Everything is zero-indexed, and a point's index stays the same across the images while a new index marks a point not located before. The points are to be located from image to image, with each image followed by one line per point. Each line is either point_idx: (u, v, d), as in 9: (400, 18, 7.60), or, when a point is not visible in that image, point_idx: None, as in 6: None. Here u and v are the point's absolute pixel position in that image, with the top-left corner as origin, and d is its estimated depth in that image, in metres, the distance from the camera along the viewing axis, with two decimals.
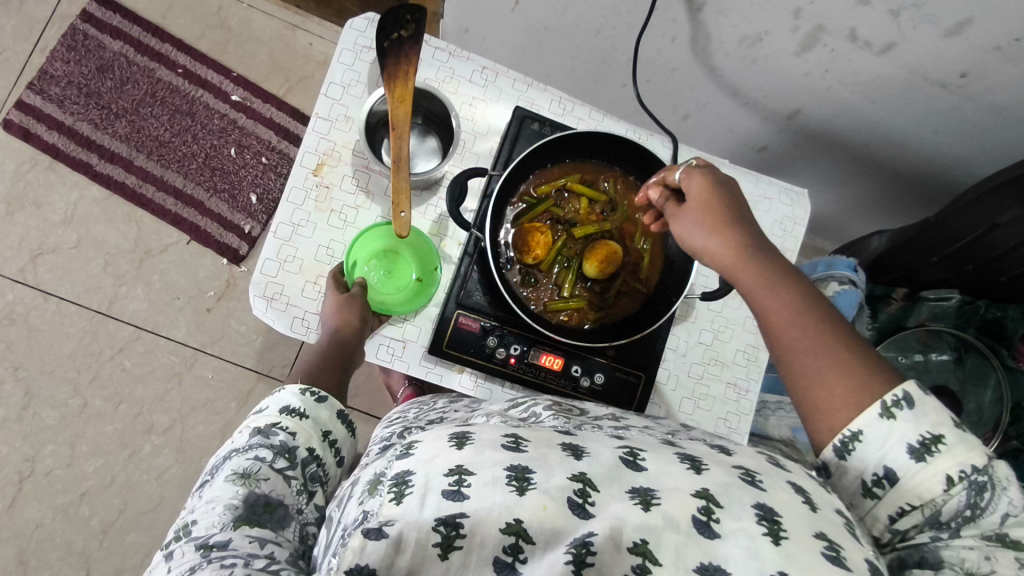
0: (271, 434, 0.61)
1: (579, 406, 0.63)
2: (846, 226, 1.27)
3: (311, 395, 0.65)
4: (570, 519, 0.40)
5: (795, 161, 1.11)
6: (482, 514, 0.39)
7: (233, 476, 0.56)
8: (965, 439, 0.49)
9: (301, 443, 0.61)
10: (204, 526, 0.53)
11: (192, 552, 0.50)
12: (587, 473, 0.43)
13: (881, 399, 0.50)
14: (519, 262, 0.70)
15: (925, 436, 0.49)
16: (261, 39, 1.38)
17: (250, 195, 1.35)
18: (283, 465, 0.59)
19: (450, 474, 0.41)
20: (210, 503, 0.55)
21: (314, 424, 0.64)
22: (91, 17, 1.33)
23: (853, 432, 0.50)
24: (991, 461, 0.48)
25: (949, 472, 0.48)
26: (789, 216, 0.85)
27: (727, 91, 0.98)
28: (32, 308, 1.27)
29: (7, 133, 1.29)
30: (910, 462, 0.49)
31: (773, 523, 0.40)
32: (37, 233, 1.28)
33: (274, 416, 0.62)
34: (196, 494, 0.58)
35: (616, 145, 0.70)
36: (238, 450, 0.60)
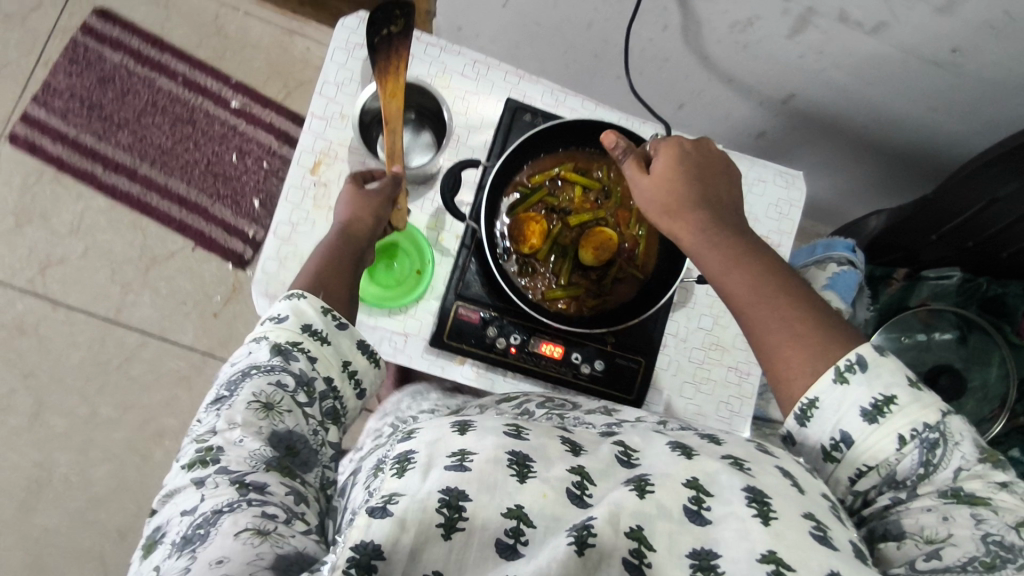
0: (291, 358, 0.55)
1: (572, 401, 0.66)
2: (844, 210, 1.28)
3: (333, 318, 0.60)
4: (567, 508, 0.41)
5: (790, 145, 1.12)
6: (483, 498, 0.39)
7: (255, 404, 0.51)
8: (918, 397, 0.49)
9: (320, 375, 0.56)
10: (234, 457, 0.49)
11: (227, 486, 0.46)
12: (584, 466, 0.44)
13: (835, 364, 0.50)
14: (515, 251, 0.71)
15: (877, 398, 0.49)
16: (258, 45, 1.39)
17: (252, 200, 1.36)
18: (303, 400, 0.54)
19: (452, 453, 0.42)
20: (234, 429, 0.50)
21: (335, 352, 0.58)
22: (92, 29, 1.35)
23: (810, 399, 0.51)
24: (942, 416, 0.48)
25: (901, 432, 0.48)
26: (784, 199, 0.85)
27: (721, 77, 0.98)
28: (42, 317, 1.29)
29: (13, 147, 1.31)
30: (862, 425, 0.49)
31: (762, 504, 0.41)
32: (45, 244, 1.30)
33: (295, 335, 0.57)
34: (212, 410, 0.53)
35: (607, 133, 0.70)
36: (258, 367, 0.54)
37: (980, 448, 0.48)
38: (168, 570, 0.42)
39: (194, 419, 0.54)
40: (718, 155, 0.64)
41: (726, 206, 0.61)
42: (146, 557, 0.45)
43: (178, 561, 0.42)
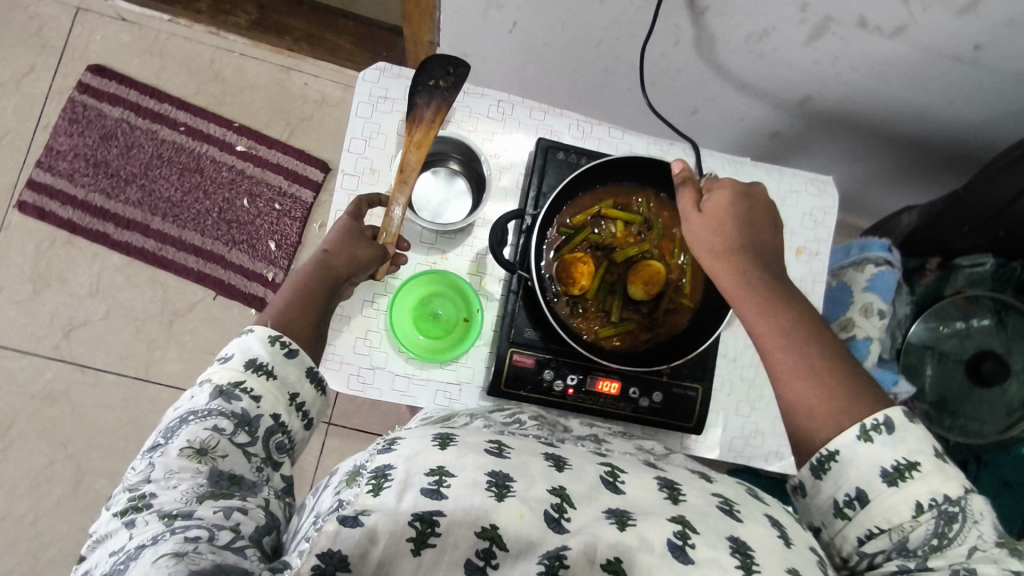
0: (233, 399, 0.54)
1: (564, 423, 0.67)
2: (866, 197, 1.27)
3: (281, 347, 0.59)
4: (546, 532, 0.41)
5: (807, 142, 1.11)
6: (460, 515, 0.40)
7: (189, 450, 0.50)
8: (941, 468, 0.50)
9: (264, 413, 0.55)
10: (168, 498, 0.46)
11: (155, 521, 0.44)
12: (566, 488, 0.44)
13: (860, 423, 0.52)
14: (565, 294, 0.71)
15: (900, 462, 0.50)
16: (256, 85, 1.37)
17: (269, 242, 1.35)
18: (244, 439, 0.53)
19: (430, 473, 0.42)
20: (167, 475, 0.48)
21: (281, 386, 0.58)
22: (88, 87, 1.33)
23: (830, 451, 0.52)
24: (965, 493, 0.48)
25: (919, 499, 0.49)
26: (818, 207, 0.85)
27: (736, 85, 0.97)
28: (72, 383, 1.27)
29: (23, 215, 1.30)
30: (879, 484, 0.50)
31: (745, 556, 0.41)
32: (66, 308, 1.29)
33: (238, 374, 0.56)
34: (146, 458, 0.51)
35: (643, 166, 0.70)
36: (195, 412, 0.53)
37: (999, 534, 0.48)
38: None
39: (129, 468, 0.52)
40: (769, 201, 0.64)
41: (767, 251, 0.62)
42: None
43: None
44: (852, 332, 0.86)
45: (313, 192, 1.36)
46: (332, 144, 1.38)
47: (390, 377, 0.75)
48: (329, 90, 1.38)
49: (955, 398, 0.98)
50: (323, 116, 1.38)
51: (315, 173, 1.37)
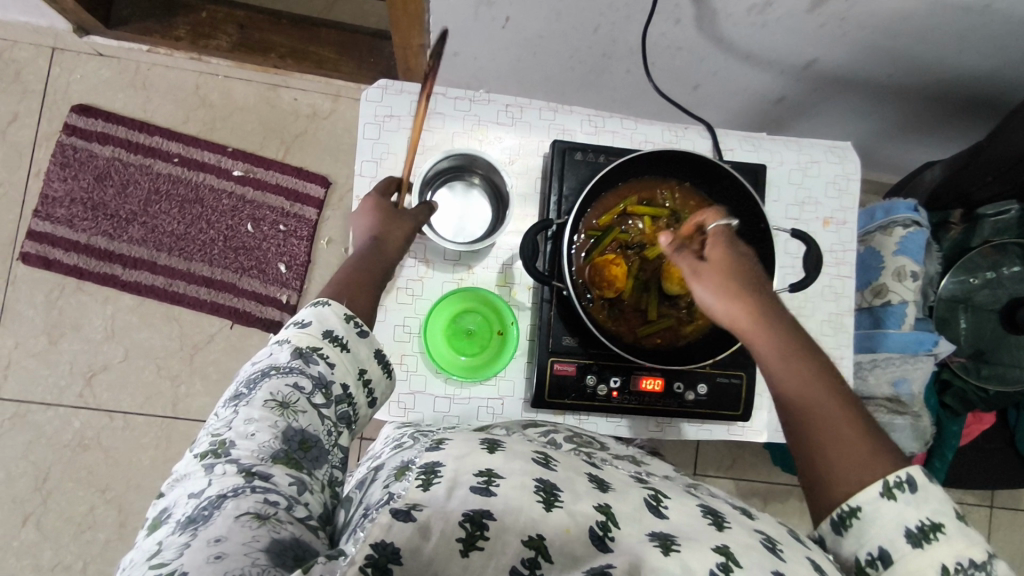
0: (312, 362, 0.53)
1: (598, 442, 0.64)
2: (876, 151, 1.25)
3: (354, 324, 0.58)
4: (590, 550, 0.40)
5: (814, 105, 1.08)
6: (510, 519, 0.39)
7: (271, 403, 0.49)
8: (965, 533, 0.50)
9: (338, 381, 0.54)
10: (246, 451, 0.47)
11: (233, 473, 0.45)
12: (610, 506, 0.43)
13: (883, 479, 0.51)
14: (599, 297, 0.70)
15: (924, 522, 0.50)
16: (244, 106, 1.34)
17: (278, 265, 1.33)
18: (320, 402, 0.52)
19: (479, 474, 0.41)
20: (248, 423, 0.48)
21: (352, 360, 0.56)
22: (75, 128, 1.30)
23: (852, 507, 0.52)
24: (989, 559, 0.49)
25: (945, 562, 0.48)
26: (841, 174, 0.83)
27: (739, 57, 0.94)
28: (102, 429, 1.26)
29: (28, 266, 1.27)
30: (901, 543, 0.50)
31: None
32: (84, 354, 1.27)
33: (316, 340, 0.54)
34: (229, 406, 0.51)
35: (668, 159, 0.70)
36: (276, 368, 0.52)
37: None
38: (167, 545, 0.40)
39: (212, 413, 0.52)
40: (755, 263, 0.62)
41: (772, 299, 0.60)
42: (150, 535, 0.43)
43: (179, 539, 0.40)
44: (886, 298, 0.87)
45: (316, 209, 1.34)
46: (329, 159, 1.36)
47: (431, 400, 0.75)
48: (319, 102, 1.35)
49: (990, 347, 0.97)
50: (316, 131, 1.35)
51: (315, 189, 1.34)
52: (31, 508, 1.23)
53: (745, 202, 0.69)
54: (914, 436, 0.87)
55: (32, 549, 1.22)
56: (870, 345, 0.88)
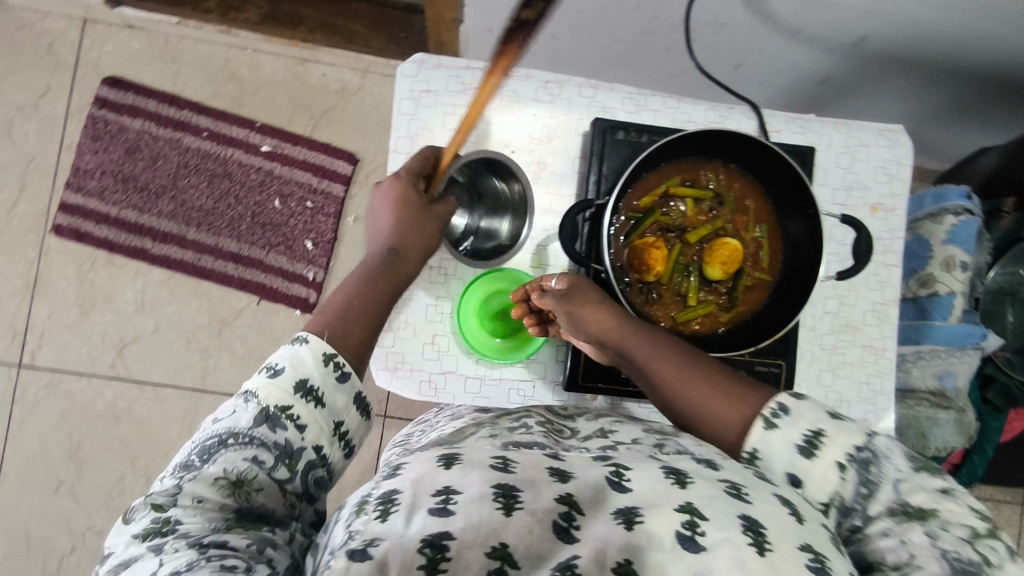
0: (279, 427, 0.52)
1: (570, 427, 0.61)
2: (923, 134, 1.20)
3: (334, 368, 0.56)
4: (555, 543, 0.41)
5: (859, 87, 1.04)
6: (470, 536, 0.40)
7: (223, 482, 0.48)
8: (842, 426, 0.53)
9: (308, 444, 0.53)
10: (195, 525, 0.45)
11: (185, 549, 0.43)
12: (574, 495, 0.43)
13: (761, 415, 0.54)
14: (639, 281, 0.69)
15: (808, 433, 0.52)
16: (274, 81, 1.33)
17: (305, 241, 1.33)
18: (282, 474, 0.51)
19: (437, 493, 0.42)
20: (198, 502, 0.47)
21: (327, 415, 0.54)
22: (106, 101, 1.30)
23: (751, 450, 0.54)
24: (870, 437, 0.52)
25: (838, 459, 0.51)
26: (891, 159, 0.80)
27: (786, 34, 0.90)
28: (133, 400, 1.28)
29: (60, 238, 1.29)
30: (801, 462, 0.52)
31: (757, 533, 0.41)
32: (115, 326, 1.28)
33: (286, 398, 0.53)
34: (176, 477, 0.49)
35: (717, 140, 0.68)
36: (235, 435, 0.51)
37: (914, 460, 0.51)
38: None
39: (159, 482, 0.50)
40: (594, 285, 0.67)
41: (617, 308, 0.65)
42: None
43: None
44: (933, 289, 0.88)
45: (344, 186, 1.33)
46: (357, 135, 1.34)
47: (462, 380, 0.74)
48: (347, 78, 1.34)
49: None
50: (345, 107, 1.34)
51: (343, 166, 1.33)
52: (64, 476, 1.25)
53: (795, 186, 0.67)
54: (956, 429, 0.88)
55: (66, 515, 1.25)
56: (915, 336, 0.90)
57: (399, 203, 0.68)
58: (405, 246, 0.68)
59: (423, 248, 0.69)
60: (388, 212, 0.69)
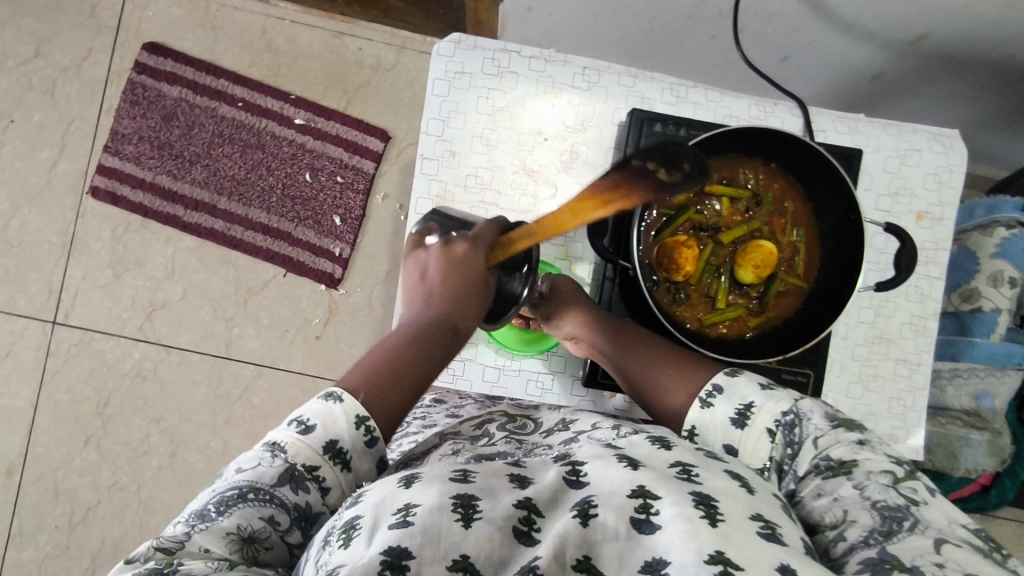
0: (302, 488, 0.50)
1: (531, 418, 0.68)
2: (979, 139, 1.14)
3: (363, 432, 0.53)
4: (516, 547, 0.41)
5: (912, 87, 0.99)
6: (429, 552, 0.39)
7: (234, 535, 0.45)
8: (770, 395, 0.56)
9: (326, 509, 0.51)
10: (199, 565, 0.42)
11: None
12: (533, 498, 0.44)
13: (697, 396, 0.59)
14: (667, 280, 0.67)
15: (740, 407, 0.56)
16: (310, 53, 1.33)
17: (333, 217, 1.33)
18: (295, 537, 0.49)
19: (397, 510, 0.42)
20: (206, 547, 0.44)
21: (350, 478, 0.52)
22: (145, 66, 1.32)
23: (690, 429, 0.59)
24: (795, 403, 0.56)
25: (766, 426, 0.55)
26: (943, 165, 0.76)
27: (839, 27, 0.86)
28: (159, 362, 1.31)
29: (97, 201, 1.31)
30: (735, 433, 0.56)
31: (709, 506, 0.42)
32: (146, 290, 1.31)
33: (315, 457, 0.51)
34: (187, 524, 0.45)
35: (758, 137, 0.65)
36: (257, 488, 0.48)
37: (833, 418, 0.54)
38: None
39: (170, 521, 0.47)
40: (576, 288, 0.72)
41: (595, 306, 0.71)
42: None
43: None
44: (977, 305, 0.86)
45: (374, 163, 1.33)
46: (389, 112, 1.34)
47: (481, 368, 0.75)
48: (383, 53, 1.33)
49: None
50: (379, 82, 1.33)
51: (374, 143, 1.33)
52: (92, 431, 1.29)
53: (838, 191, 0.64)
54: (988, 451, 0.87)
55: (92, 468, 1.28)
56: (953, 352, 0.87)
57: (455, 269, 0.62)
58: (462, 323, 0.63)
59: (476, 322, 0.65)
60: (440, 278, 0.63)
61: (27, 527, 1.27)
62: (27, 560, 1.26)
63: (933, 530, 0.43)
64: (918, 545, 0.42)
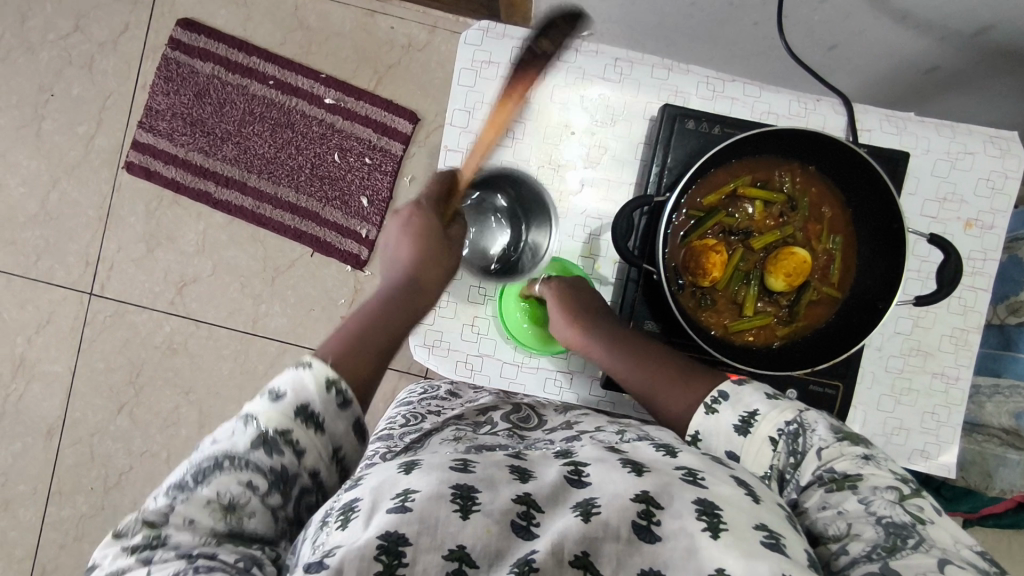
0: (276, 452, 0.47)
1: (539, 415, 0.68)
2: None
3: (334, 393, 0.51)
4: (513, 540, 0.40)
5: (969, 82, 0.93)
6: (425, 540, 0.38)
7: (215, 504, 0.45)
8: (776, 404, 0.54)
9: (305, 470, 0.48)
10: (185, 539, 0.43)
11: (173, 560, 0.41)
12: (533, 493, 0.43)
13: (703, 400, 0.57)
14: (693, 283, 0.65)
15: (744, 414, 0.54)
16: (342, 32, 1.32)
17: (361, 198, 1.33)
18: (277, 501, 0.46)
19: (395, 494, 0.41)
20: (187, 526, 0.44)
21: (327, 439, 0.50)
22: (179, 43, 1.32)
23: (693, 435, 0.57)
24: (801, 413, 0.53)
25: (770, 435, 0.52)
26: (999, 170, 0.71)
27: (893, 16, 0.80)
28: (189, 336, 1.34)
29: (131, 175, 1.33)
30: (738, 440, 0.53)
31: (712, 516, 0.41)
32: (177, 265, 1.33)
33: (286, 421, 0.48)
34: (168, 496, 0.45)
35: (799, 140, 0.62)
36: (230, 457, 0.46)
37: (838, 430, 0.52)
38: None
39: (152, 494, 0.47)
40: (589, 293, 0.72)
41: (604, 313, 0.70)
42: None
43: None
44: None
45: (403, 145, 1.32)
46: (420, 93, 1.32)
47: (499, 364, 0.76)
48: (415, 32, 1.31)
49: None
50: (410, 62, 1.32)
51: (404, 125, 1.31)
52: (126, 399, 1.34)
53: (881, 197, 0.61)
54: None
55: (126, 435, 1.33)
56: (994, 367, 0.85)
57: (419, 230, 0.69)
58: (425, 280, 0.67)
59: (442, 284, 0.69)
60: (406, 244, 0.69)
61: (65, 486, 1.32)
62: (65, 517, 1.32)
63: (937, 550, 0.42)
64: (921, 564, 0.41)
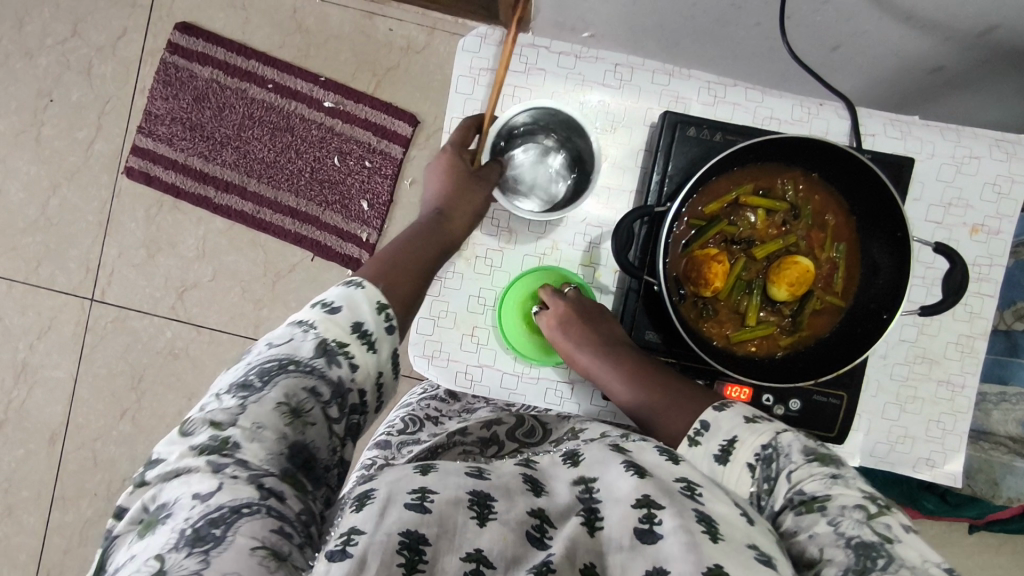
0: (336, 363, 0.51)
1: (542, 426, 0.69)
2: None
3: (384, 317, 0.56)
4: (527, 548, 0.41)
5: (976, 82, 0.92)
6: (444, 542, 0.40)
7: (284, 408, 0.48)
8: (754, 429, 0.54)
9: (356, 387, 0.52)
10: (252, 453, 0.45)
11: (245, 483, 0.43)
12: (546, 510, 0.44)
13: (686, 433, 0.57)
14: (694, 293, 0.64)
15: (723, 444, 0.54)
16: (341, 34, 1.31)
17: (361, 202, 1.32)
18: (333, 414, 0.51)
19: (412, 491, 0.42)
20: (258, 426, 0.46)
21: (376, 361, 0.54)
22: (177, 47, 1.31)
23: None
24: (775, 437, 0.52)
25: (747, 461, 0.52)
26: (1004, 174, 0.70)
27: (897, 17, 0.79)
28: (191, 341, 1.33)
29: (130, 180, 1.33)
30: (718, 469, 0.53)
31: (711, 524, 0.41)
32: (177, 270, 1.33)
33: (344, 335, 0.52)
34: (236, 396, 0.48)
35: (801, 149, 0.61)
36: (296, 359, 0.50)
37: (810, 452, 0.51)
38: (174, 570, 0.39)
39: (216, 386, 0.50)
40: (586, 310, 0.70)
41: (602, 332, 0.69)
42: (146, 538, 0.42)
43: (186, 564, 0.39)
44: None
45: (402, 147, 1.31)
46: (419, 96, 1.31)
47: (499, 375, 0.75)
48: (413, 34, 1.30)
49: None
50: (409, 65, 1.31)
51: (403, 127, 1.31)
52: (127, 405, 1.33)
53: (885, 206, 0.60)
54: None
55: (129, 440, 1.33)
56: (1001, 373, 0.83)
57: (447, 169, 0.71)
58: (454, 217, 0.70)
59: (473, 219, 0.71)
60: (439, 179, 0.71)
61: (68, 492, 1.32)
62: (68, 522, 1.32)
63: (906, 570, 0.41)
64: None
